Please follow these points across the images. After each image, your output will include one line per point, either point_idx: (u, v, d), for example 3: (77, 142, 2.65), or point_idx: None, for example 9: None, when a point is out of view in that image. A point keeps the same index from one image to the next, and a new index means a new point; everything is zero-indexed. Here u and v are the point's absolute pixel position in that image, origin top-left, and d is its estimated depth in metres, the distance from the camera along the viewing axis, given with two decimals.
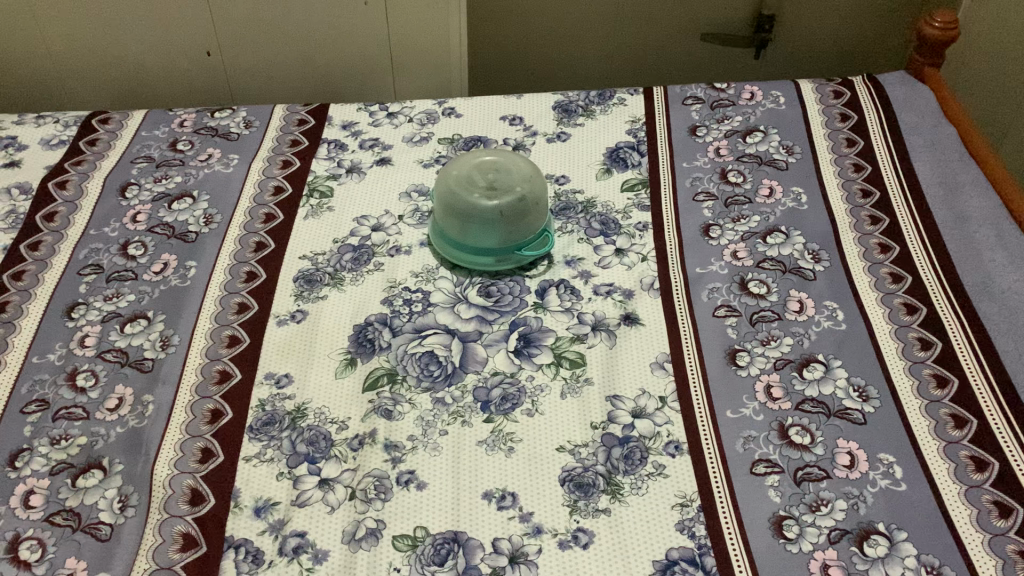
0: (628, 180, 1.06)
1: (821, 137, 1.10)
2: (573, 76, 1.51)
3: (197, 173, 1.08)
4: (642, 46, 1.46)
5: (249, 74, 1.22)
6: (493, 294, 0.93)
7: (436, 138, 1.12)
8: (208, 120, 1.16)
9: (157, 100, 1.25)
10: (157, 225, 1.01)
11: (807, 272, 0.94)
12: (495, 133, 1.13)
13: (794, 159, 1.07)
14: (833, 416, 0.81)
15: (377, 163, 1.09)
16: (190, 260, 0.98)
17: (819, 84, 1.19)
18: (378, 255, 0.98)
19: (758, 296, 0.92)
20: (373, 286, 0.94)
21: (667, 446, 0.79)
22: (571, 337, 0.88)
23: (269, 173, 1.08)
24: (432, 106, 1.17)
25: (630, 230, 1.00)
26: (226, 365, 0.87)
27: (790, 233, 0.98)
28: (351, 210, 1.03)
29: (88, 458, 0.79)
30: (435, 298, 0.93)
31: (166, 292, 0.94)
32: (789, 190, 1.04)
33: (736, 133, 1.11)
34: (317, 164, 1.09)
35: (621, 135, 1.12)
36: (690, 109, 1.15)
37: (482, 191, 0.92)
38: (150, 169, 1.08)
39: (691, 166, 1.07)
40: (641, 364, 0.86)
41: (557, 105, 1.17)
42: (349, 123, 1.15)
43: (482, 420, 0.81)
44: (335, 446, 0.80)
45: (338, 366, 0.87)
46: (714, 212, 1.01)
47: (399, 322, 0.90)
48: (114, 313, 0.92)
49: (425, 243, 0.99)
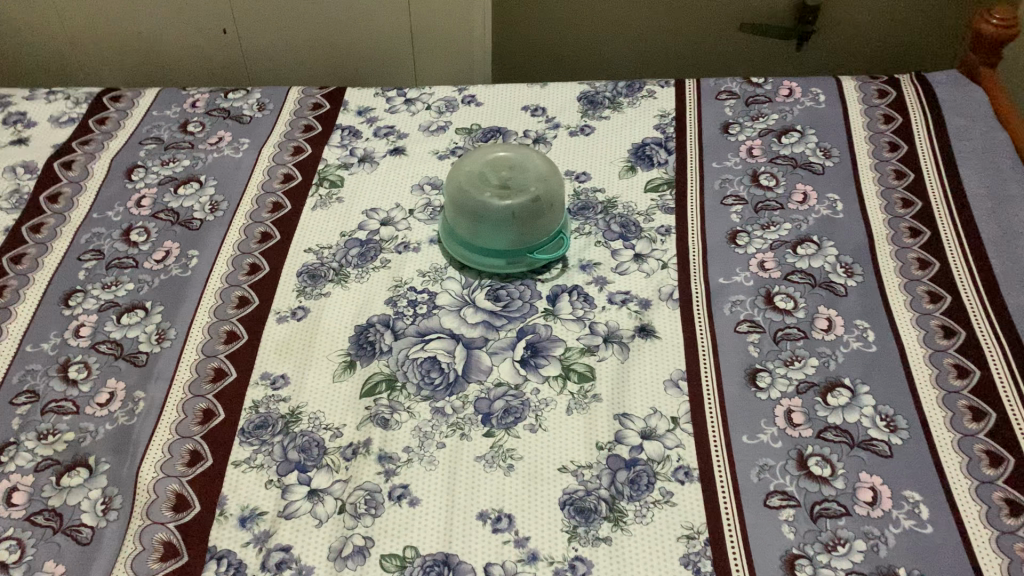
0: (653, 179, 1.00)
1: (861, 139, 1.03)
2: (603, 67, 1.46)
3: (205, 157, 1.04)
4: (674, 38, 1.40)
5: (266, 54, 1.18)
6: (503, 298, 0.89)
7: (454, 128, 1.08)
8: (221, 101, 1.12)
9: (175, 80, 1.23)
10: (161, 210, 0.98)
11: (838, 287, 0.88)
12: (515, 125, 1.07)
13: (832, 163, 1.01)
14: (857, 447, 0.76)
15: (391, 152, 1.05)
16: (193, 249, 0.94)
17: (863, 82, 1.11)
18: (386, 252, 0.94)
19: (784, 312, 0.86)
20: (379, 284, 0.90)
21: (676, 471, 0.74)
22: (581, 348, 0.84)
23: (279, 159, 1.04)
24: (451, 93, 1.13)
25: (651, 234, 0.94)
26: (221, 362, 0.84)
27: (822, 243, 0.92)
28: (360, 202, 0.99)
29: (75, 455, 0.77)
30: (441, 300, 0.88)
31: (166, 282, 0.91)
32: (824, 197, 0.97)
33: (772, 132, 1.05)
34: (330, 152, 1.05)
35: (648, 130, 1.06)
36: (723, 104, 1.09)
37: (494, 190, 0.88)
38: (158, 151, 1.05)
39: (721, 166, 1.01)
40: (654, 380, 0.81)
41: (583, 96, 1.11)
42: (365, 109, 1.11)
43: (483, 434, 0.77)
44: (328, 454, 0.76)
45: (336, 368, 0.83)
46: (743, 217, 0.95)
47: (403, 324, 0.86)
48: (112, 302, 0.90)
49: (435, 241, 0.95)
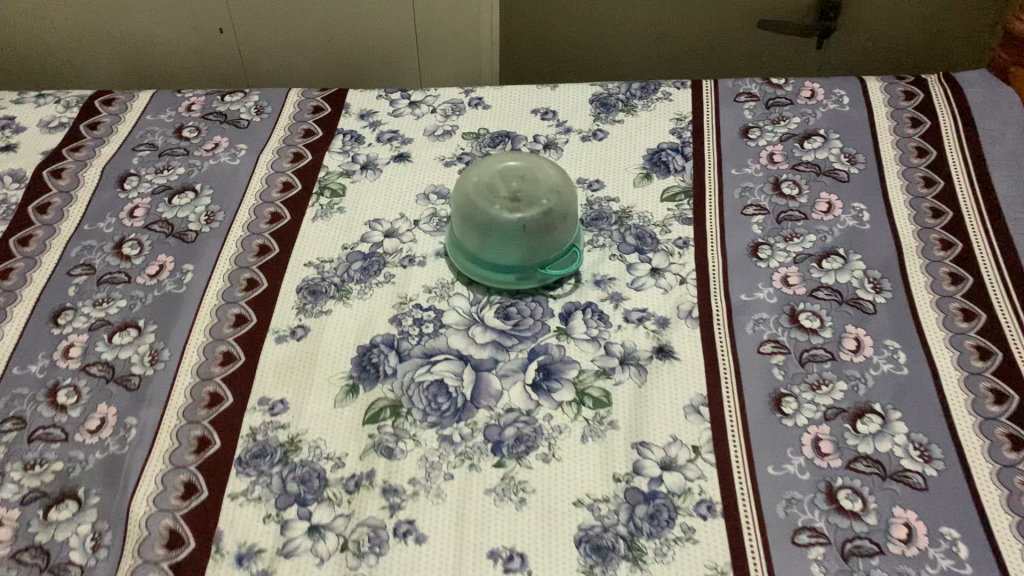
0: (670, 187, 0.95)
1: (888, 144, 0.99)
2: (616, 66, 1.41)
3: (201, 164, 1.00)
4: (690, 36, 1.35)
5: (265, 54, 1.14)
6: (513, 316, 0.84)
7: (461, 133, 1.03)
8: (218, 105, 1.08)
9: (172, 82, 1.18)
10: (155, 222, 0.94)
11: (866, 304, 0.84)
12: (525, 129, 1.03)
13: (857, 170, 0.96)
14: (890, 479, 0.72)
15: (395, 159, 1.00)
16: (188, 263, 0.90)
17: (889, 82, 1.06)
18: (390, 265, 0.89)
19: (810, 331, 0.82)
20: (382, 301, 0.86)
21: (698, 505, 0.70)
22: (596, 370, 0.79)
23: (277, 167, 0.99)
24: (458, 95, 1.08)
25: (669, 247, 0.90)
26: (218, 386, 0.80)
27: (848, 257, 0.88)
28: (363, 212, 0.94)
29: (63, 487, 0.73)
30: (448, 318, 0.84)
31: (160, 299, 0.87)
32: (849, 207, 0.93)
33: (793, 137, 1.00)
34: (331, 158, 1.00)
35: (664, 134, 1.01)
36: (742, 107, 1.04)
37: (504, 202, 0.83)
38: (151, 158, 1.01)
39: (740, 173, 0.96)
40: (673, 406, 0.77)
41: (595, 98, 1.06)
42: (367, 112, 1.06)
43: (493, 464, 0.73)
44: (329, 487, 0.72)
45: (338, 393, 0.79)
46: (764, 228, 0.91)
47: (408, 344, 0.82)
48: (103, 321, 0.85)
49: (441, 254, 0.90)
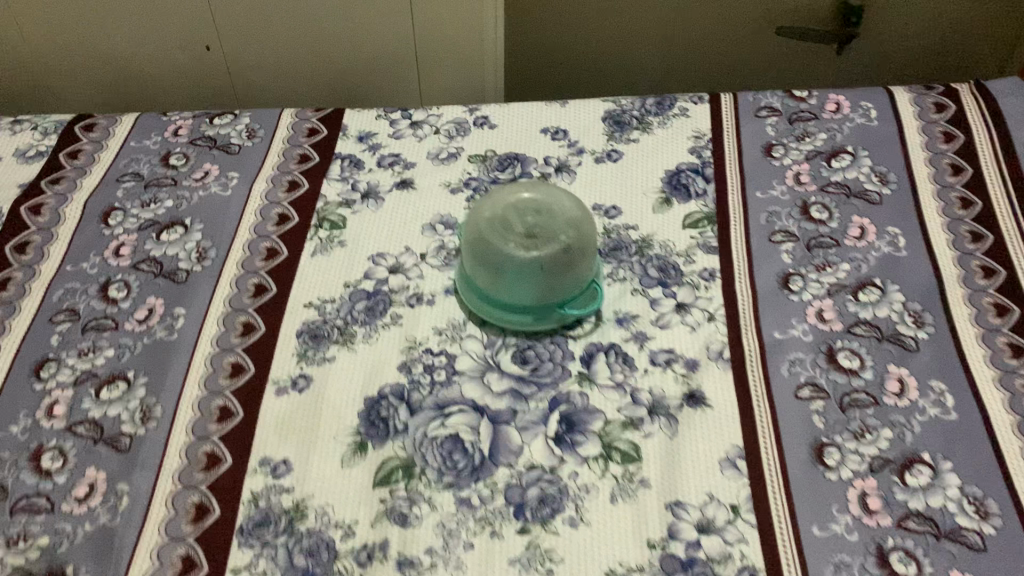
0: (692, 213, 0.90)
1: (920, 162, 0.93)
2: (626, 82, 1.35)
3: (190, 196, 0.93)
4: (706, 48, 1.30)
5: (257, 74, 1.07)
6: (531, 361, 0.78)
7: (466, 155, 0.97)
8: (206, 129, 1.01)
9: (159, 103, 1.12)
10: (143, 260, 0.88)
11: (908, 341, 0.78)
12: (534, 151, 0.97)
13: (889, 191, 0.91)
14: (945, 538, 0.66)
15: (398, 186, 0.94)
16: (179, 307, 0.84)
17: (917, 93, 1.00)
18: (396, 305, 0.83)
19: (849, 373, 0.76)
20: (390, 345, 0.80)
21: (741, 573, 0.65)
22: (623, 421, 0.74)
23: (272, 197, 0.93)
24: (462, 114, 1.02)
25: (694, 279, 0.84)
26: (215, 445, 0.74)
27: (886, 288, 0.82)
28: (366, 246, 0.88)
29: (49, 565, 0.67)
30: (462, 365, 0.78)
31: (150, 348, 0.81)
32: (883, 231, 0.87)
33: (820, 155, 0.94)
34: (329, 186, 0.94)
35: (682, 154, 0.95)
36: (764, 122, 0.98)
37: (519, 239, 0.77)
38: (137, 189, 0.94)
39: (766, 196, 0.91)
40: (707, 461, 0.71)
41: (608, 115, 1.00)
42: (366, 134, 1.00)
43: (517, 530, 0.68)
44: (339, 560, 0.66)
45: (346, 452, 0.73)
46: (795, 257, 0.85)
47: (419, 395, 0.76)
48: (89, 373, 0.79)
49: (451, 291, 0.84)
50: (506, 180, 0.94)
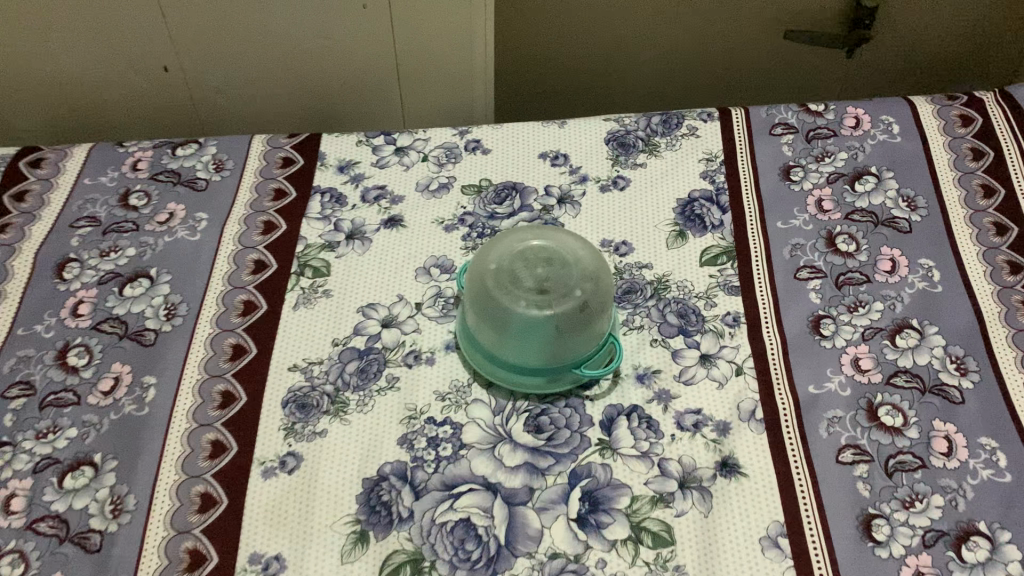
0: (709, 247, 0.82)
1: (949, 183, 0.86)
2: (619, 100, 1.32)
3: (155, 243, 0.84)
4: (706, 63, 1.27)
5: (223, 94, 1.00)
6: (545, 428, 0.71)
7: (459, 185, 0.89)
8: (169, 161, 0.92)
9: (121, 132, 1.05)
10: (105, 320, 0.79)
11: (952, 392, 0.72)
12: (534, 179, 0.89)
13: (918, 217, 0.84)
14: None
15: (386, 223, 0.86)
16: (149, 374, 0.75)
17: (940, 103, 0.93)
18: (391, 364, 0.75)
19: (893, 431, 0.70)
20: (387, 412, 0.72)
21: None
22: (652, 497, 0.67)
23: (247, 241, 0.84)
24: (451, 137, 0.94)
25: (717, 325, 0.77)
26: (198, 541, 0.66)
27: (924, 330, 0.76)
28: (354, 295, 0.80)
29: None
30: (469, 435, 0.71)
31: (118, 425, 0.72)
32: (916, 264, 0.81)
33: (842, 178, 0.87)
34: (309, 226, 0.85)
35: (694, 179, 0.88)
36: (779, 141, 0.91)
37: (531, 295, 0.69)
38: (95, 237, 0.85)
39: (788, 227, 0.84)
40: (747, 541, 0.65)
41: (611, 136, 0.93)
42: (347, 163, 0.91)
43: None
44: None
45: (345, 544, 0.65)
46: (824, 296, 0.79)
47: (423, 473, 0.69)
48: (49, 458, 0.71)
49: (451, 346, 0.77)
50: (505, 214, 0.86)
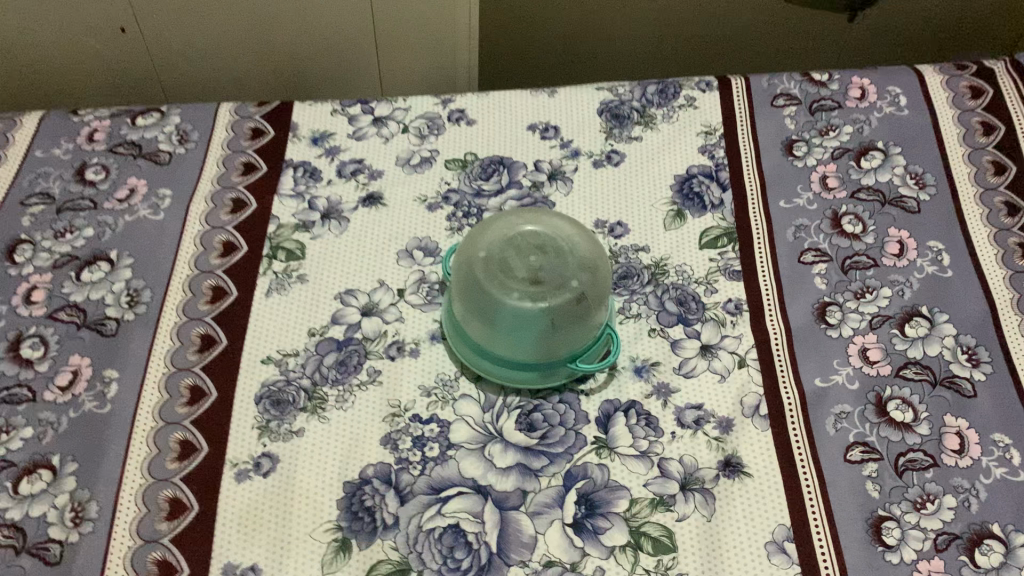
0: (709, 228, 0.78)
1: (958, 159, 0.82)
2: (609, 68, 1.26)
3: (115, 222, 0.78)
4: (701, 29, 1.21)
5: (186, 58, 0.94)
6: (538, 426, 0.67)
7: (443, 159, 0.83)
8: (129, 132, 0.85)
9: (75, 96, 0.98)
10: (61, 308, 0.73)
11: (963, 385, 0.69)
12: (522, 153, 0.84)
13: (927, 196, 0.80)
14: None
15: (364, 201, 0.80)
16: (111, 368, 0.70)
17: (949, 73, 0.89)
18: (373, 356, 0.70)
19: (903, 428, 0.67)
20: (369, 409, 0.68)
21: None
22: (652, 500, 0.63)
23: (214, 220, 0.78)
24: (434, 106, 0.88)
25: (718, 313, 0.72)
26: (167, 552, 0.61)
27: (934, 318, 0.72)
28: (331, 281, 0.75)
29: None
30: (457, 433, 0.66)
31: (78, 423, 0.67)
32: (924, 247, 0.77)
33: (847, 154, 0.83)
34: (281, 204, 0.80)
35: (691, 155, 0.83)
36: (782, 113, 0.86)
37: (524, 287, 0.64)
38: (48, 216, 0.78)
39: (791, 207, 0.79)
40: (752, 546, 0.62)
41: (605, 107, 0.87)
42: (322, 135, 0.85)
43: None
44: None
45: (326, 554, 0.61)
46: (829, 281, 0.75)
47: (409, 476, 0.64)
48: (3, 461, 0.65)
49: (436, 336, 0.72)
50: (492, 192, 0.81)
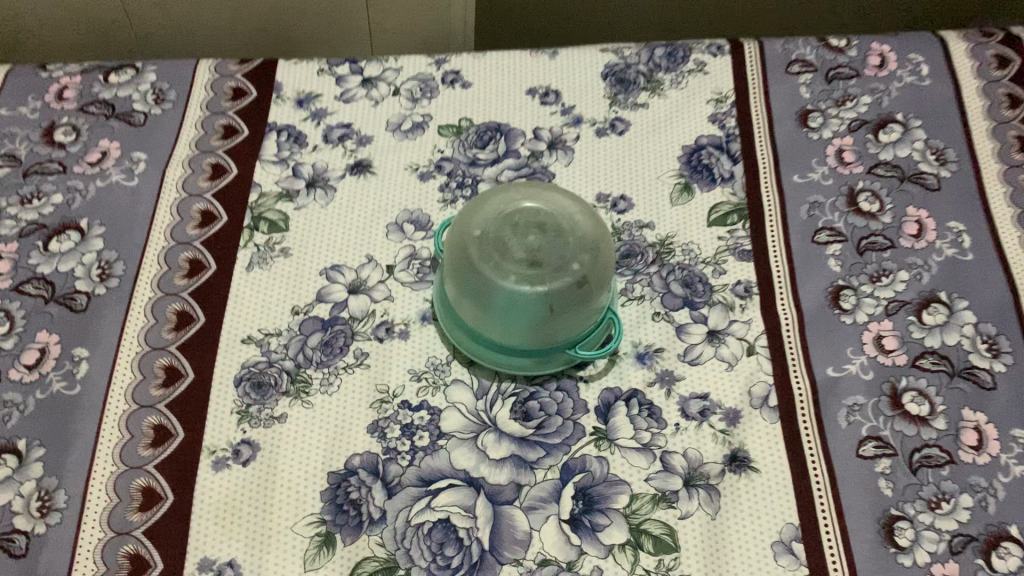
0: (719, 204, 0.73)
1: (982, 134, 0.78)
2: (613, 27, 1.20)
3: (85, 188, 0.73)
4: None
5: (162, 11, 0.88)
6: (535, 415, 0.63)
7: (436, 125, 0.78)
8: (101, 90, 0.79)
9: (46, 50, 0.93)
10: (28, 280, 0.68)
11: (983, 376, 0.65)
12: (521, 119, 0.79)
13: (948, 173, 0.75)
14: None
15: (352, 169, 0.75)
16: (81, 346, 0.66)
17: (974, 40, 0.84)
18: (360, 337, 0.66)
19: (918, 422, 0.63)
20: (356, 394, 0.64)
21: None
22: (653, 495, 0.60)
23: (192, 187, 0.73)
24: (427, 67, 0.82)
25: (726, 297, 0.69)
26: (140, 545, 0.58)
27: (953, 305, 0.68)
28: (317, 255, 0.70)
29: None
30: (449, 422, 0.63)
31: (45, 405, 0.63)
32: (945, 227, 0.73)
33: (864, 126, 0.78)
34: (264, 171, 0.75)
35: (700, 124, 0.79)
36: (797, 81, 0.81)
37: (521, 269, 0.60)
38: (15, 180, 0.73)
39: (805, 183, 0.75)
40: (758, 546, 0.58)
41: (609, 71, 0.82)
42: (307, 96, 0.80)
43: None
44: None
45: (308, 550, 0.58)
46: (844, 263, 0.71)
47: (397, 467, 0.61)
48: None
49: (428, 317, 0.68)
50: (487, 161, 0.76)
